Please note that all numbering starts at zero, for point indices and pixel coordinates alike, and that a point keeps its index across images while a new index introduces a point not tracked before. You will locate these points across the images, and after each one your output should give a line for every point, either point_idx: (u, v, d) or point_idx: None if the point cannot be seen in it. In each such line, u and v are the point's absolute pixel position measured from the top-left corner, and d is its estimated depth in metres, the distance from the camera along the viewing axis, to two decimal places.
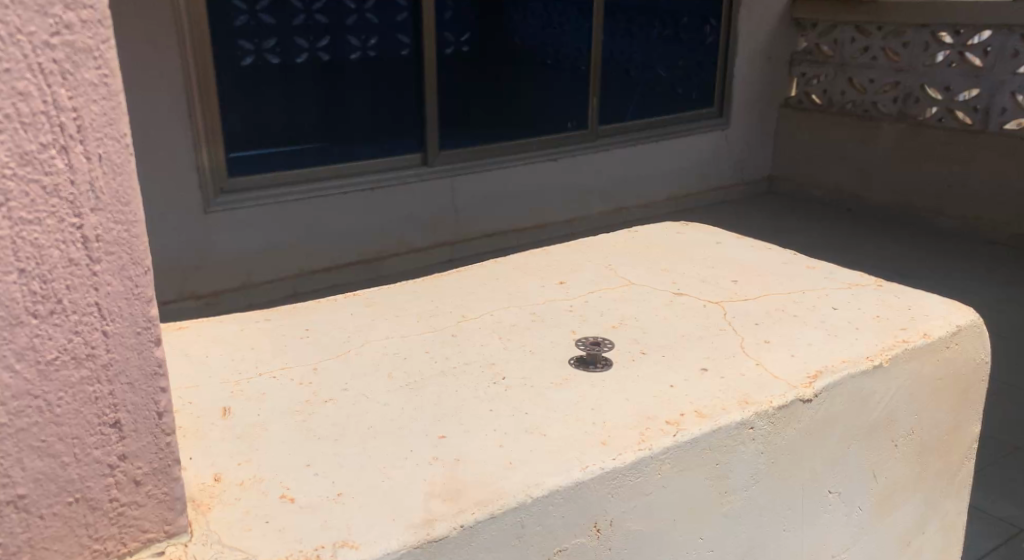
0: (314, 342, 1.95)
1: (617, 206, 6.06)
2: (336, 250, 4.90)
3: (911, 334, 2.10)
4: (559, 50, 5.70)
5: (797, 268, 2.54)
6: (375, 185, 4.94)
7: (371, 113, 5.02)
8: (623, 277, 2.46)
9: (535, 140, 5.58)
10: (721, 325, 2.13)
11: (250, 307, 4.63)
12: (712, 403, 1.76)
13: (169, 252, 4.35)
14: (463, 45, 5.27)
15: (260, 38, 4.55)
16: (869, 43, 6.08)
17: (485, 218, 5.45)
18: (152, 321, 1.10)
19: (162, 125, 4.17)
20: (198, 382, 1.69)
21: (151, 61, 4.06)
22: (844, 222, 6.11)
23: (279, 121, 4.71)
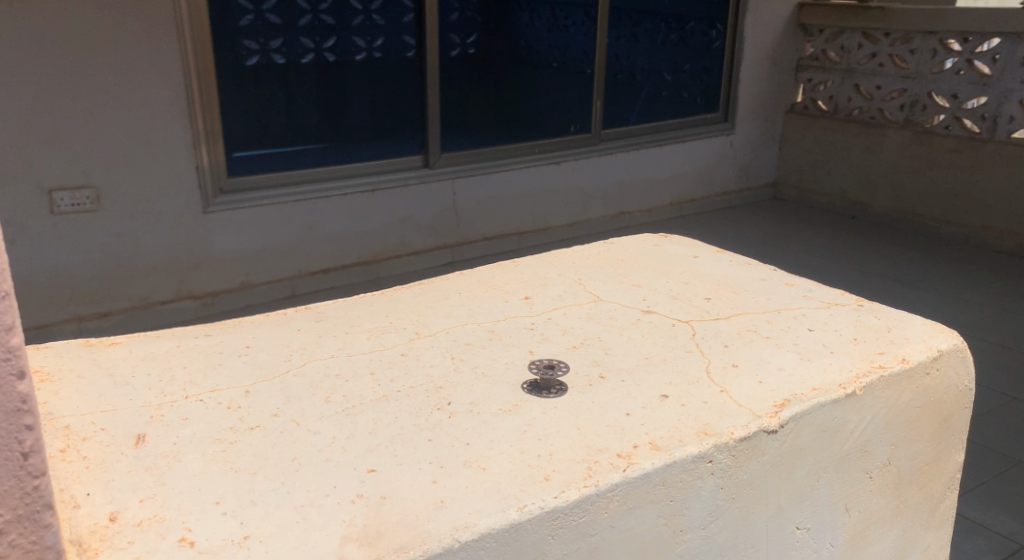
0: (253, 362, 1.85)
1: (618, 210, 5.78)
2: (334, 250, 4.68)
3: (888, 359, 1.97)
4: (565, 51, 5.36)
5: (776, 285, 2.43)
6: (375, 187, 4.73)
7: (373, 117, 4.71)
8: (591, 292, 2.34)
9: (535, 143, 5.34)
10: (688, 347, 2.01)
11: (250, 309, 4.43)
12: (668, 434, 1.64)
13: (166, 252, 4.16)
14: (470, 47, 4.94)
15: (265, 37, 4.23)
16: (877, 50, 5.83)
17: (489, 221, 5.23)
18: (14, 352, 0.99)
19: (160, 121, 3.98)
20: (115, 406, 1.58)
21: (149, 60, 3.88)
22: (845, 228, 5.89)
23: (279, 123, 4.39)
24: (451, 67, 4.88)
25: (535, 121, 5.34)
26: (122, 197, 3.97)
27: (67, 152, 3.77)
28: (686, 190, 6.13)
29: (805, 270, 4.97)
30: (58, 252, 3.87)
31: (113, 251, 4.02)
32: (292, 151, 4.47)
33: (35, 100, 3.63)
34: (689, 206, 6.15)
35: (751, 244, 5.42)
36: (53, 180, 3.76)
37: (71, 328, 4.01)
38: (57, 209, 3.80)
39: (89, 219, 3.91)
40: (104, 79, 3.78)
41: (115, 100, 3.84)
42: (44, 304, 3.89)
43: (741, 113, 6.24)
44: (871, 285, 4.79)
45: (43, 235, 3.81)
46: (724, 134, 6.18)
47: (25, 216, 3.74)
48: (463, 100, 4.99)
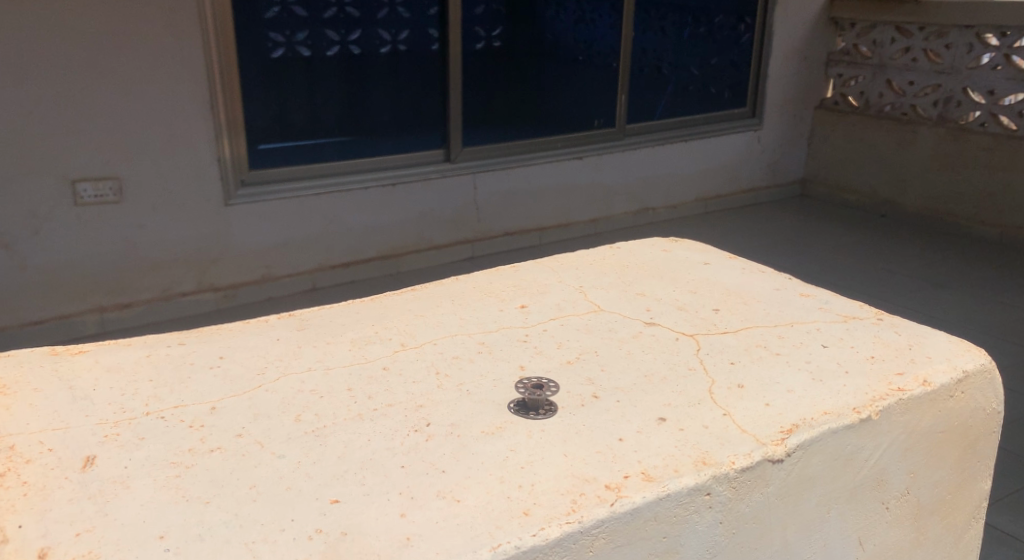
0: (224, 375, 1.74)
1: (641, 206, 5.28)
2: (352, 245, 4.27)
3: (908, 381, 1.82)
4: (591, 45, 4.89)
5: (789, 296, 2.28)
6: (396, 179, 4.31)
7: (397, 113, 4.31)
8: (592, 301, 2.21)
9: (558, 136, 4.87)
10: (691, 364, 1.87)
11: (270, 303, 4.07)
12: (662, 463, 1.50)
13: (189, 243, 3.84)
14: (495, 41, 4.48)
15: (292, 28, 3.89)
16: (910, 45, 5.43)
17: (518, 214, 4.78)
18: None
19: (184, 110, 3.67)
20: (69, 424, 1.50)
21: (170, 49, 3.56)
22: (875, 225, 5.56)
23: (302, 116, 4.03)
24: (474, 62, 4.44)
25: (569, 116, 4.91)
26: (147, 189, 3.66)
27: (89, 140, 3.48)
28: (726, 183, 5.71)
29: (831, 272, 4.71)
30: (80, 243, 3.58)
31: (136, 243, 3.71)
32: (314, 145, 4.11)
33: (57, 85, 3.35)
34: (714, 202, 5.67)
35: (775, 242, 5.14)
36: (76, 170, 3.48)
37: (93, 320, 3.70)
38: (80, 201, 3.52)
39: (112, 211, 3.61)
40: (127, 64, 3.48)
41: (139, 85, 3.53)
42: (65, 294, 3.60)
43: (769, 108, 5.77)
44: (905, 289, 4.49)
45: (65, 226, 3.52)
46: (752, 130, 5.71)
47: (48, 207, 3.47)
48: (486, 97, 4.54)
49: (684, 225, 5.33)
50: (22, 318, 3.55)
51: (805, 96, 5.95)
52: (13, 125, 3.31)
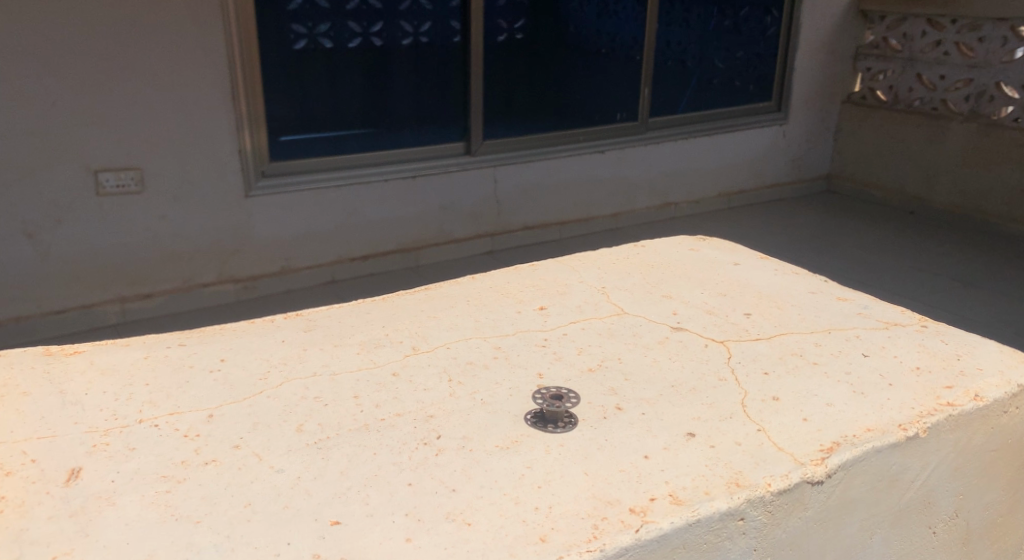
0: (225, 380, 1.64)
1: (664, 201, 5.09)
2: (372, 237, 4.09)
3: (958, 396, 1.69)
4: (615, 37, 4.68)
5: (826, 300, 2.14)
6: (417, 171, 4.13)
7: (417, 107, 4.13)
8: (615, 303, 2.09)
9: (581, 129, 4.69)
10: (722, 374, 1.75)
11: (289, 294, 3.89)
12: (692, 485, 1.39)
13: (209, 234, 3.65)
14: (518, 33, 4.29)
15: (315, 19, 3.69)
16: (942, 38, 5.07)
17: (540, 207, 4.61)
18: None
19: (204, 100, 3.48)
20: (56, 432, 1.42)
21: (191, 37, 3.38)
22: (909, 219, 5.30)
23: (322, 108, 3.84)
24: (496, 54, 4.25)
25: (592, 109, 4.71)
26: (168, 178, 3.48)
27: (110, 127, 3.30)
28: (756, 177, 5.50)
29: (858, 270, 4.49)
30: (100, 233, 3.39)
31: (157, 234, 3.52)
32: (336, 136, 3.92)
33: (78, 70, 3.17)
34: (739, 196, 5.43)
35: (800, 238, 4.92)
36: (97, 159, 3.30)
37: (114, 310, 3.53)
38: (101, 190, 3.34)
39: (133, 203, 3.43)
40: (149, 51, 3.30)
41: (161, 72, 3.34)
42: (86, 284, 3.43)
43: (795, 103, 5.47)
44: (935, 287, 4.25)
45: (86, 216, 3.34)
46: (777, 124, 5.44)
47: (69, 197, 3.29)
48: (507, 90, 4.35)
49: (708, 221, 5.12)
50: (41, 307, 3.37)
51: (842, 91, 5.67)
52: (32, 111, 3.13)
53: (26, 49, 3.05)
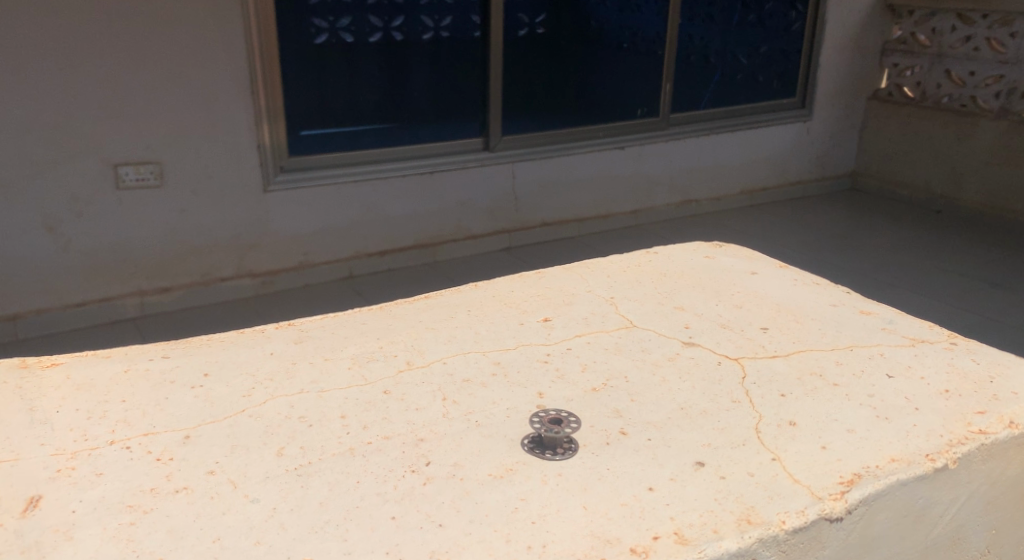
0: (206, 397, 1.56)
1: (685, 198, 4.94)
2: (390, 234, 3.97)
3: (992, 422, 1.56)
4: (637, 32, 4.54)
5: (848, 314, 2.02)
6: (435, 167, 4.00)
7: (435, 103, 4.02)
8: (623, 316, 1.98)
9: (601, 125, 4.54)
10: (735, 396, 1.64)
11: (308, 289, 3.78)
12: (699, 520, 1.28)
13: (229, 227, 3.55)
14: (538, 27, 4.16)
15: (335, 13, 3.60)
16: (972, 33, 4.89)
17: (561, 203, 4.47)
18: None
19: (222, 94, 3.37)
20: (20, 455, 1.37)
21: (210, 29, 3.26)
22: (938, 218, 5.12)
23: (340, 103, 3.73)
24: (515, 50, 4.13)
25: (612, 105, 4.57)
26: (188, 172, 3.38)
27: (129, 120, 3.20)
28: (779, 175, 5.33)
29: (882, 270, 4.33)
30: (121, 227, 3.31)
31: (177, 229, 3.43)
32: (351, 132, 3.81)
33: (96, 62, 3.08)
34: (761, 194, 5.28)
35: (824, 238, 4.77)
36: (116, 153, 3.21)
37: (133, 304, 3.44)
38: (122, 184, 3.25)
39: (153, 197, 3.33)
40: (167, 43, 3.19)
41: (180, 64, 3.24)
42: (106, 278, 3.34)
43: (821, 99, 5.30)
44: (963, 288, 4.09)
45: (106, 212, 3.26)
46: (802, 120, 5.27)
47: (88, 191, 3.20)
48: (525, 85, 4.23)
49: (730, 220, 4.98)
50: (64, 299, 3.29)
51: (870, 88, 5.50)
52: (49, 104, 3.04)
53: (41, 42, 2.96)
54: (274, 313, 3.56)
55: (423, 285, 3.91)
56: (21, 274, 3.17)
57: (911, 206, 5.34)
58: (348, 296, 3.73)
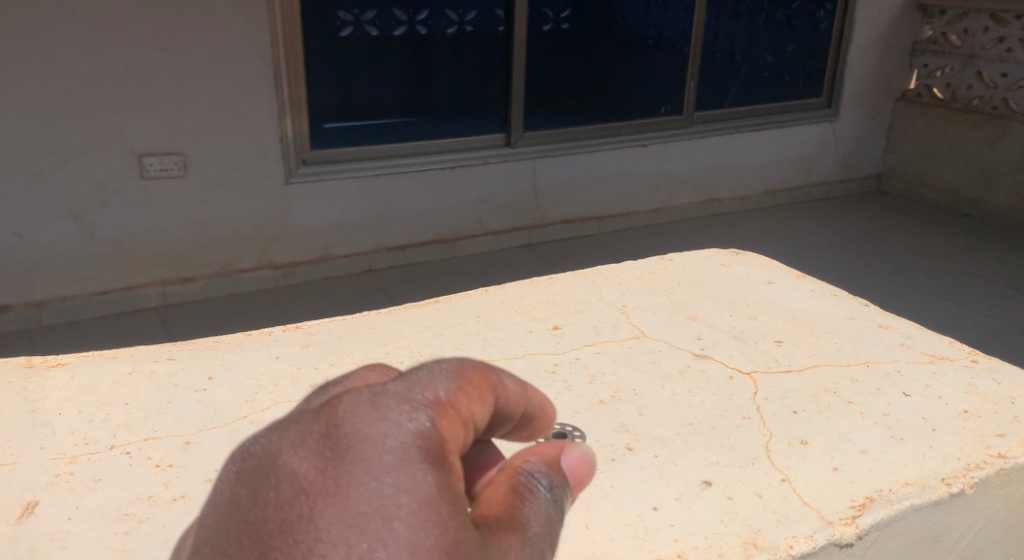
0: (208, 401, 1.56)
1: (707, 197, 4.89)
2: (409, 227, 3.95)
3: (1011, 446, 1.52)
4: (663, 29, 4.47)
5: (866, 328, 1.97)
6: (455, 162, 3.97)
7: (458, 98, 3.97)
8: (635, 325, 1.95)
9: (624, 123, 4.48)
10: (746, 412, 1.60)
11: (327, 282, 3.78)
12: (704, 543, 1.25)
13: (253, 219, 3.55)
14: (563, 23, 4.11)
15: (361, 7, 3.57)
16: (1005, 34, 4.72)
17: (582, 200, 4.43)
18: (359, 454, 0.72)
19: (245, 87, 3.36)
20: (21, 459, 1.38)
21: (232, 21, 3.25)
22: (965, 222, 5.01)
23: (363, 97, 3.70)
24: (541, 45, 4.07)
25: (636, 103, 4.50)
26: (212, 164, 3.38)
27: (153, 110, 3.20)
28: (804, 176, 5.25)
29: (907, 274, 4.25)
30: (146, 217, 3.32)
31: (199, 220, 3.43)
32: (373, 126, 3.78)
33: (121, 54, 3.08)
34: (785, 194, 5.20)
35: (847, 240, 4.69)
36: (141, 143, 3.21)
37: (156, 293, 3.45)
38: (145, 174, 3.25)
39: (176, 187, 3.34)
40: (190, 35, 3.18)
41: (204, 56, 3.23)
42: (129, 267, 3.35)
43: (848, 99, 5.20)
44: (993, 293, 4.01)
45: (130, 201, 3.27)
46: (828, 120, 5.17)
47: (113, 180, 3.21)
48: (548, 80, 4.17)
49: (752, 220, 4.91)
50: (88, 288, 3.31)
51: (899, 88, 5.39)
52: (75, 94, 3.04)
53: (68, 33, 2.97)
54: (299, 305, 3.56)
55: (442, 280, 3.89)
56: (42, 263, 3.18)
57: (938, 209, 5.24)
58: (368, 291, 3.71)
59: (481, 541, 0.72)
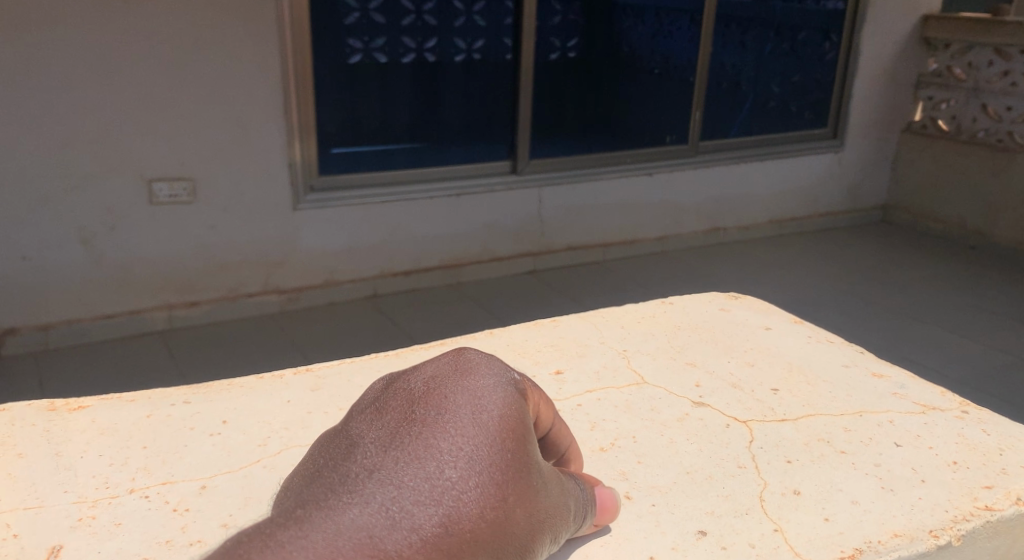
0: (223, 446, 1.62)
1: (711, 226, 4.95)
2: (414, 252, 4.02)
3: (998, 498, 1.57)
4: (669, 58, 4.58)
5: (860, 376, 2.03)
6: (461, 189, 4.05)
7: (467, 124, 4.07)
8: (635, 371, 2.00)
9: (629, 151, 4.55)
10: (741, 461, 1.66)
11: (331, 307, 3.84)
12: None
13: (259, 245, 3.63)
14: (570, 52, 4.22)
15: (370, 35, 3.69)
16: (1009, 68, 4.80)
17: (586, 228, 4.49)
18: (463, 441, 1.03)
19: (257, 114, 3.45)
20: (45, 503, 1.44)
21: (245, 48, 3.33)
22: (968, 253, 5.05)
23: (372, 121, 3.81)
24: (549, 73, 4.18)
25: (642, 131, 4.59)
26: (221, 190, 3.47)
27: (165, 137, 3.29)
28: (809, 207, 5.31)
29: (911, 307, 4.28)
30: (155, 240, 3.40)
31: (207, 245, 3.51)
32: (384, 151, 3.89)
33: (136, 82, 3.18)
34: (791, 224, 5.26)
35: (851, 271, 4.74)
36: (151, 169, 3.30)
37: (161, 317, 3.51)
38: (155, 199, 3.34)
39: (184, 212, 3.42)
40: (202, 63, 3.27)
41: (217, 83, 3.32)
42: (136, 291, 3.43)
43: (852, 129, 5.28)
44: (996, 327, 4.04)
45: (140, 224, 3.35)
46: (832, 151, 5.24)
47: (122, 204, 3.29)
48: (556, 107, 4.26)
49: (755, 249, 4.96)
50: (92, 312, 3.38)
51: (903, 120, 5.47)
52: (90, 121, 3.14)
53: (86, 61, 3.07)
54: (304, 330, 3.62)
55: (447, 305, 3.95)
56: (51, 284, 3.26)
57: (943, 240, 5.28)
58: (374, 317, 3.76)
59: (523, 501, 1.06)
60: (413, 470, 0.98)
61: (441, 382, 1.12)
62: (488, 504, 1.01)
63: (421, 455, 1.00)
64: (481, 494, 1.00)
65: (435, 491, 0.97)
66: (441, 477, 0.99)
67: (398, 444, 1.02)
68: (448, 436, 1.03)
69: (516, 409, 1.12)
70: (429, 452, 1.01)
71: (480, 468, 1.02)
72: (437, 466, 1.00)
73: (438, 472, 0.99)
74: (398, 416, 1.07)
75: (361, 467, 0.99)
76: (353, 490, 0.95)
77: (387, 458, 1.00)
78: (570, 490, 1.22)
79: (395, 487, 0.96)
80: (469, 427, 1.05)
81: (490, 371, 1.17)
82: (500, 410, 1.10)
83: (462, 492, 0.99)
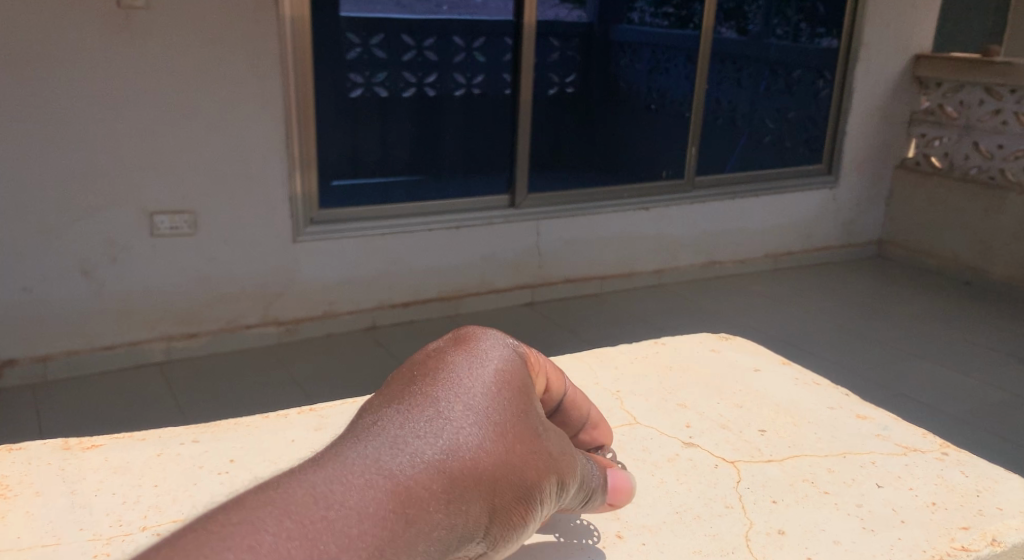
0: (231, 483, 1.69)
1: (706, 260, 5.03)
2: (413, 284, 4.10)
3: (974, 539, 1.63)
4: (666, 95, 4.71)
5: (845, 418, 2.10)
6: (460, 222, 4.14)
7: (467, 157, 4.18)
8: (627, 412, 2.07)
9: (625, 187, 4.65)
10: (728, 501, 1.73)
11: (329, 338, 3.92)
12: None
13: (258, 277, 3.70)
14: (569, 87, 4.35)
15: (371, 70, 3.82)
16: (1000, 107, 4.94)
17: (582, 261, 4.58)
18: (464, 394, 1.16)
19: (259, 150, 3.54)
20: (61, 539, 1.50)
21: (250, 85, 3.43)
22: (960, 288, 5.13)
23: (374, 154, 3.93)
24: (547, 107, 4.30)
25: (639, 166, 4.70)
26: (222, 223, 3.55)
27: (167, 171, 3.38)
28: (803, 241, 5.40)
29: (903, 343, 4.34)
30: (155, 272, 3.48)
31: (206, 276, 3.58)
32: (384, 184, 3.99)
33: (142, 118, 3.28)
34: (786, 259, 5.34)
35: (843, 306, 4.81)
36: (152, 202, 3.39)
37: (160, 348, 3.58)
38: (156, 231, 3.43)
39: (184, 244, 3.50)
40: (206, 100, 3.37)
41: (221, 119, 3.42)
42: (136, 322, 3.50)
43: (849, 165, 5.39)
44: (985, 365, 4.10)
45: (141, 255, 3.43)
46: (827, 188, 5.34)
47: (125, 236, 3.38)
48: (554, 141, 4.38)
49: (749, 283, 5.04)
50: (90, 343, 3.44)
51: (896, 157, 5.59)
52: (95, 155, 3.24)
53: (94, 98, 3.17)
54: (303, 362, 3.68)
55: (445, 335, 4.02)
56: (52, 316, 3.33)
57: (937, 275, 5.35)
58: (373, 349, 3.82)
59: (525, 451, 1.18)
60: (419, 416, 1.10)
61: (442, 353, 1.25)
62: (490, 447, 1.12)
63: (426, 404, 1.12)
64: (483, 437, 1.12)
65: (441, 430, 1.09)
66: (446, 420, 1.11)
67: (404, 400, 1.13)
68: (449, 392, 1.15)
69: (511, 373, 1.25)
70: (433, 402, 1.13)
71: (480, 416, 1.14)
72: (440, 413, 1.11)
73: (443, 417, 1.11)
74: (404, 381, 1.20)
75: (372, 419, 1.10)
76: (366, 432, 1.06)
77: (394, 411, 1.11)
78: (571, 459, 1.34)
79: (401, 433, 1.06)
80: (469, 383, 1.17)
81: (488, 343, 1.30)
82: (496, 372, 1.22)
83: (466, 435, 1.11)
